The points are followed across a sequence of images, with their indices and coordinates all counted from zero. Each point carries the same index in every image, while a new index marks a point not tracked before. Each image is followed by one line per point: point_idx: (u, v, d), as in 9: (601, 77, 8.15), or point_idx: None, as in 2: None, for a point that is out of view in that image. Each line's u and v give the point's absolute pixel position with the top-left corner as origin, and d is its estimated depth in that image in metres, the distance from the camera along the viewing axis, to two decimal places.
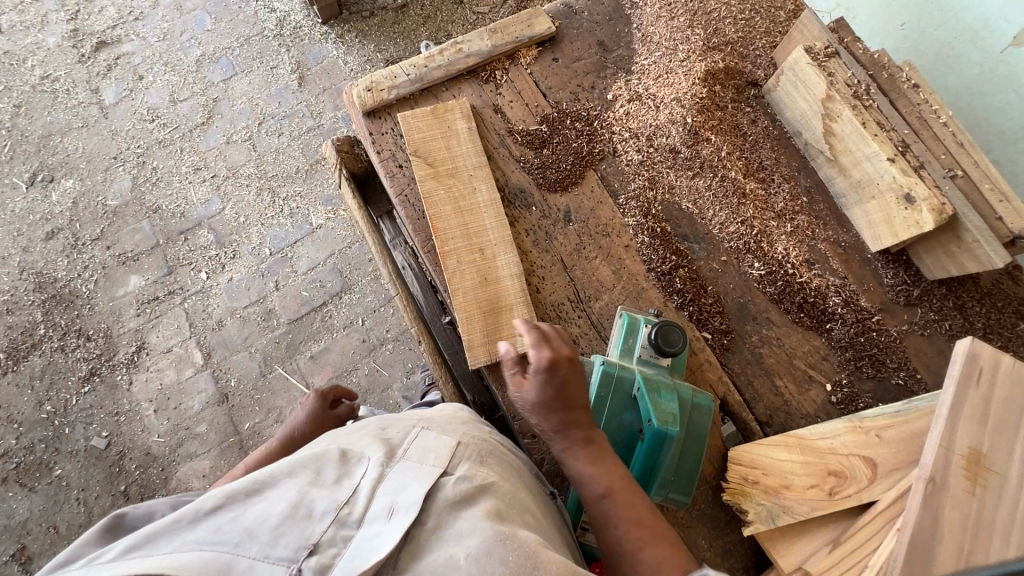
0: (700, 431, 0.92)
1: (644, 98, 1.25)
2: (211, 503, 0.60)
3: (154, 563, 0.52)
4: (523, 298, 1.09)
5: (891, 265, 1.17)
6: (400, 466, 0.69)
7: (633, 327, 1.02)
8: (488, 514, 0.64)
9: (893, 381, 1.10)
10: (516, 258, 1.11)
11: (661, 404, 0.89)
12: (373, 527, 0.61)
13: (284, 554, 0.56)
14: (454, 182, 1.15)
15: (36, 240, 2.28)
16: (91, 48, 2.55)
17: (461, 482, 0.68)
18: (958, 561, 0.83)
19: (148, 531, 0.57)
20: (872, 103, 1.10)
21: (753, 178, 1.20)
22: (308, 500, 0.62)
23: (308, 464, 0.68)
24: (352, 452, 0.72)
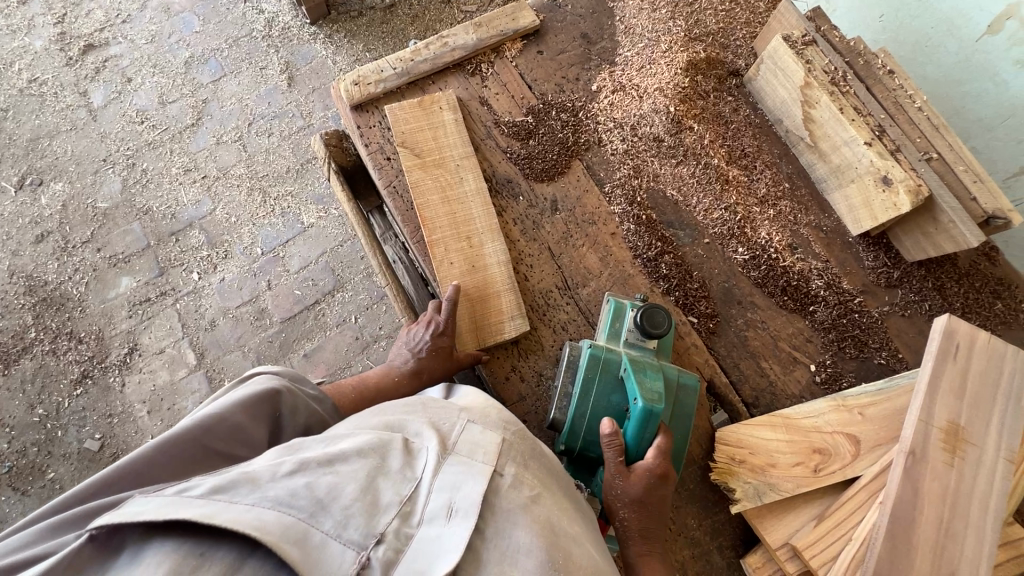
0: (687, 410, 0.94)
1: (628, 88, 1.27)
2: (286, 468, 0.62)
3: (239, 516, 0.54)
4: (512, 285, 1.11)
5: (871, 247, 1.19)
6: (455, 458, 0.69)
7: (620, 311, 1.04)
8: (543, 533, 0.65)
9: (876, 361, 1.12)
10: (502, 247, 1.13)
11: (646, 382, 0.89)
12: (434, 527, 0.62)
13: (354, 538, 0.58)
14: (441, 172, 1.17)
15: (26, 243, 2.28)
16: (79, 51, 2.55)
17: (515, 488, 0.68)
18: (936, 532, 0.86)
19: (228, 478, 0.59)
20: (849, 89, 1.13)
21: (736, 165, 1.22)
22: (375, 487, 0.63)
23: (376, 448, 0.67)
24: (411, 438, 0.72)
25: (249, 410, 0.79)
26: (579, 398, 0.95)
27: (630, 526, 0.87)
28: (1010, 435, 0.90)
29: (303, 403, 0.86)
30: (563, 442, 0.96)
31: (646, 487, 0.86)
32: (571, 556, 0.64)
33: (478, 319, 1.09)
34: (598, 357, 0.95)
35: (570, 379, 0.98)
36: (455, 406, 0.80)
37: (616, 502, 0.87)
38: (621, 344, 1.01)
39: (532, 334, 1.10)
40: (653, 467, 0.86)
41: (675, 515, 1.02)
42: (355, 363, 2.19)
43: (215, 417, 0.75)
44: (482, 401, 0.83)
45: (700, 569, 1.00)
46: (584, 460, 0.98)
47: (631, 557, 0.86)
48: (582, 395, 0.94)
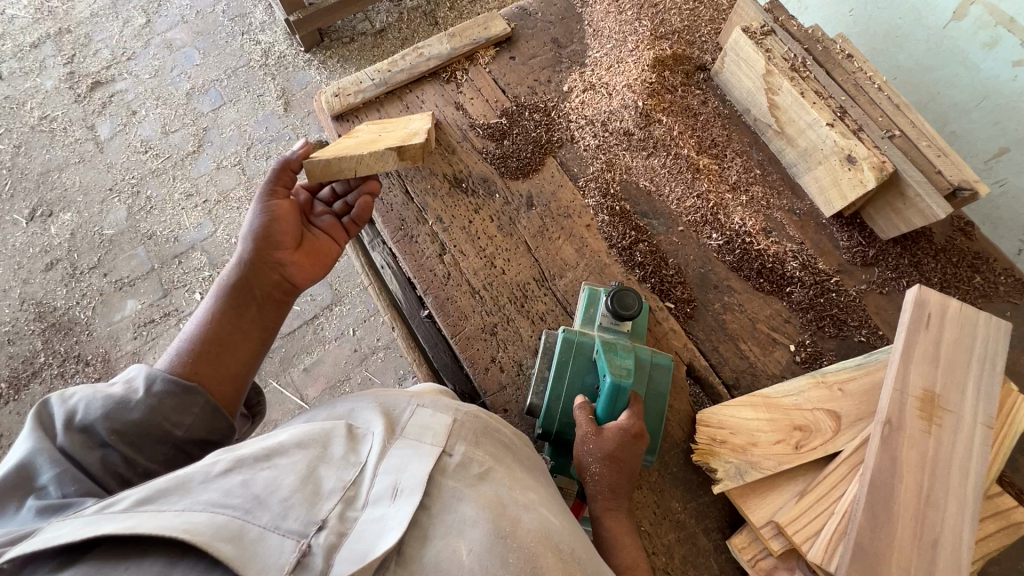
0: (661, 389, 0.97)
1: (598, 87, 1.31)
2: (221, 467, 0.64)
3: (167, 521, 0.55)
4: (413, 137, 1.02)
5: (845, 228, 1.21)
6: (401, 443, 0.72)
7: (594, 298, 1.06)
8: (488, 505, 0.66)
9: (856, 339, 1.12)
10: (421, 127, 1.10)
11: (616, 359, 0.92)
12: (378, 508, 0.63)
13: (294, 528, 0.58)
14: (394, 122, 1.20)
15: (37, 271, 2.36)
16: (87, 88, 2.68)
17: (461, 465, 0.71)
18: (918, 504, 0.85)
19: (158, 487, 0.61)
20: (809, 74, 1.16)
21: (706, 155, 1.25)
22: (316, 476, 0.66)
23: (317, 440, 0.71)
24: (357, 427, 0.76)
25: (61, 426, 0.73)
26: (555, 381, 0.98)
27: (601, 480, 0.86)
28: (988, 402, 0.90)
29: (99, 397, 0.77)
30: (540, 425, 0.98)
31: (620, 444, 0.86)
32: (518, 523, 0.65)
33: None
34: (572, 340, 0.99)
35: (546, 363, 1.01)
36: (406, 395, 0.84)
37: (586, 457, 0.87)
38: (595, 328, 1.03)
39: (510, 325, 1.13)
40: (629, 426, 0.87)
41: (660, 500, 1.02)
42: (353, 375, 2.21)
43: (10, 467, 0.68)
44: (447, 398, 0.86)
45: (686, 552, 0.99)
46: (563, 444, 0.99)
47: (596, 511, 0.86)
48: (557, 375, 0.97)
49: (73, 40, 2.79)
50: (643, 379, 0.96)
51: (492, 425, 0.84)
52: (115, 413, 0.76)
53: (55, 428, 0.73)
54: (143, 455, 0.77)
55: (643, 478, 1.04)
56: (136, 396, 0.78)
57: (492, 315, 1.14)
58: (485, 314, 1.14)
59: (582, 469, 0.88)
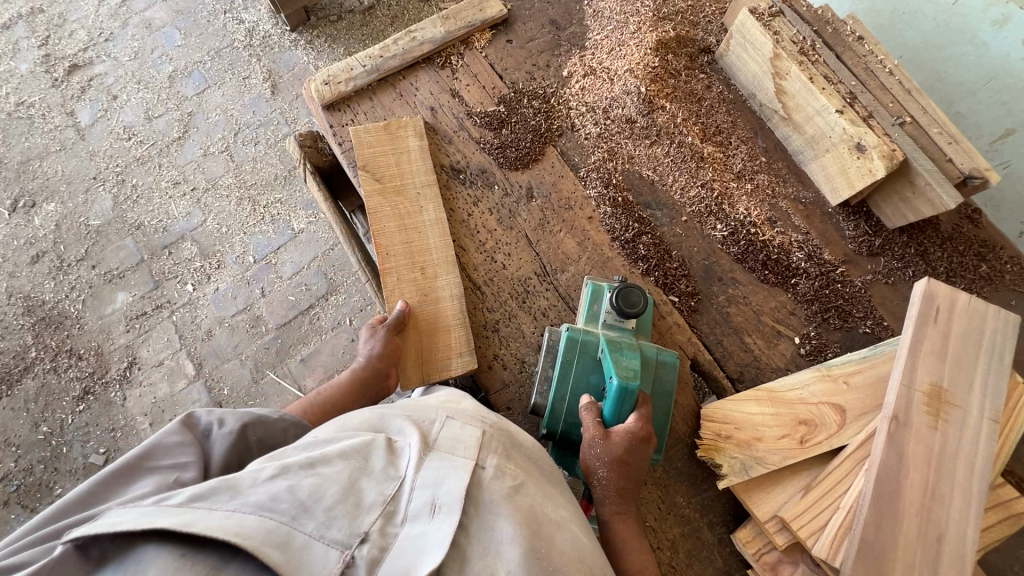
0: (666, 387, 0.96)
1: (599, 72, 1.26)
2: (269, 472, 0.62)
3: (218, 521, 0.54)
4: (461, 319, 1.09)
5: (851, 217, 1.18)
6: (436, 456, 0.70)
7: (599, 294, 1.04)
8: (524, 522, 0.66)
9: (860, 330, 1.12)
10: (456, 279, 1.11)
11: (622, 360, 0.91)
12: (418, 524, 0.63)
13: (338, 537, 0.58)
14: (401, 199, 1.16)
15: (22, 264, 2.31)
16: (64, 72, 2.58)
17: (497, 480, 0.70)
18: (924, 497, 0.85)
19: (207, 485, 0.59)
20: (818, 58, 1.12)
21: (711, 142, 1.22)
22: (358, 489, 0.64)
23: (358, 451, 0.69)
24: (395, 440, 0.73)
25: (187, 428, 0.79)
26: (559, 382, 0.97)
27: (609, 483, 0.87)
28: (994, 395, 0.89)
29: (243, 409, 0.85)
30: (545, 425, 0.97)
31: (626, 447, 0.87)
32: (552, 543, 0.66)
33: (425, 354, 1.07)
34: (576, 339, 0.97)
35: (550, 362, 1.00)
36: (433, 405, 0.82)
37: (596, 460, 0.87)
38: (599, 326, 1.01)
39: (512, 321, 1.11)
40: (637, 429, 0.88)
41: (665, 494, 1.02)
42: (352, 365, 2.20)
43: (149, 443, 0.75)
44: (475, 407, 0.85)
45: (691, 546, 1.00)
46: (567, 442, 0.99)
47: (606, 515, 0.87)
48: (562, 376, 0.96)
49: (47, 20, 2.67)
50: (648, 377, 0.95)
51: (516, 435, 0.83)
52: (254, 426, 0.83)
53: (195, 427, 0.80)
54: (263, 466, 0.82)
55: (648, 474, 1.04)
56: (276, 416, 0.87)
57: (494, 312, 1.11)
58: (487, 311, 1.12)
59: (591, 473, 0.89)
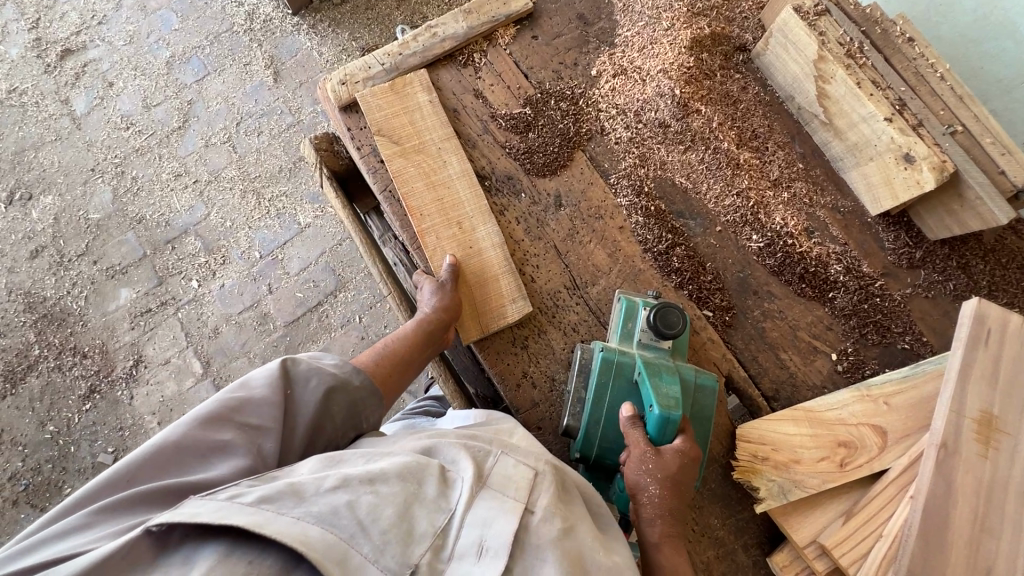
0: (706, 412, 0.93)
1: (630, 72, 1.20)
2: (330, 483, 0.63)
3: (285, 528, 0.56)
4: (508, 268, 1.08)
5: (892, 227, 1.14)
6: (488, 493, 0.69)
7: (634, 311, 1.00)
8: (570, 571, 0.65)
9: (899, 346, 1.09)
10: (494, 228, 1.10)
11: (662, 386, 0.88)
12: (464, 564, 0.62)
13: (391, 565, 0.59)
14: (423, 158, 1.12)
15: (21, 259, 2.25)
16: (57, 57, 2.47)
17: (546, 522, 0.68)
18: (973, 528, 0.83)
19: (275, 488, 0.61)
20: (866, 61, 1.06)
21: (747, 148, 1.16)
22: (411, 515, 0.64)
23: (414, 474, 0.68)
24: (448, 468, 0.72)
25: (273, 384, 0.80)
26: (593, 405, 0.94)
27: (658, 497, 0.83)
28: None
29: (323, 369, 0.86)
30: (578, 449, 0.95)
31: (680, 469, 0.84)
32: None
33: (480, 304, 1.06)
34: (612, 360, 0.94)
35: (583, 382, 0.97)
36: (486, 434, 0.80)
37: (646, 475, 0.83)
38: (634, 345, 0.98)
39: (542, 338, 1.07)
40: (684, 454, 0.85)
41: (699, 516, 1.00)
42: None
43: (236, 397, 0.76)
44: (528, 441, 0.83)
45: (725, 568, 0.98)
46: (600, 465, 0.97)
47: (654, 536, 0.82)
48: (596, 400, 0.93)
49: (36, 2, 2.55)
50: (687, 401, 0.92)
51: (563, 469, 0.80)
52: (334, 391, 0.85)
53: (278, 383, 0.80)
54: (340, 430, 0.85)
55: None
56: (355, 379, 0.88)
57: (523, 328, 1.08)
58: (516, 326, 1.07)
59: (636, 489, 0.84)
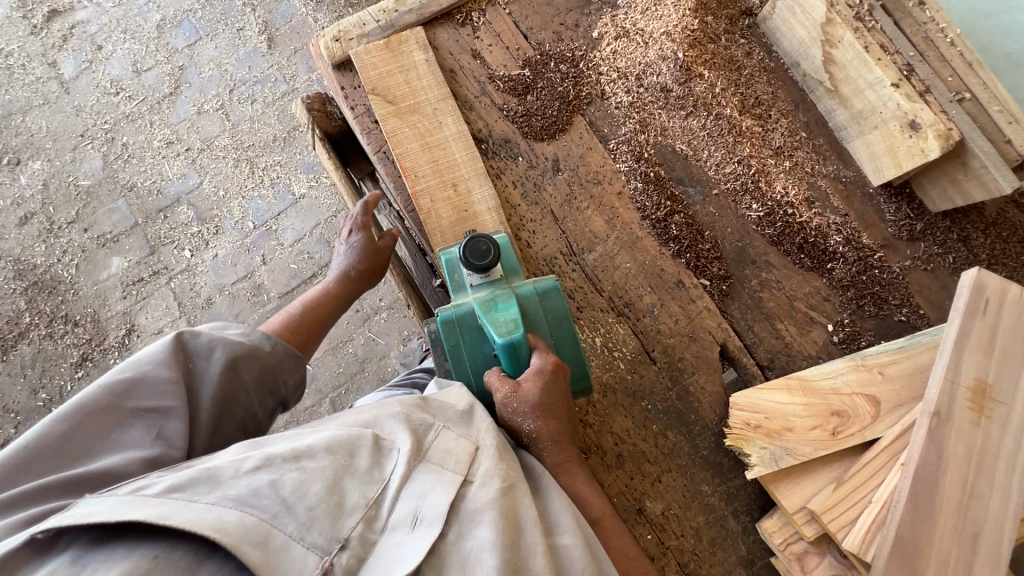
0: (559, 314, 0.95)
1: (632, 34, 1.16)
2: (251, 464, 0.63)
3: (197, 516, 0.55)
4: (504, 232, 1.07)
5: (893, 199, 1.12)
6: (427, 465, 0.71)
7: (454, 263, 0.99)
8: (508, 529, 0.66)
9: (896, 318, 1.08)
10: (490, 192, 1.08)
11: (499, 316, 0.90)
12: (397, 534, 0.64)
13: (318, 542, 0.60)
14: (418, 118, 1.10)
15: (11, 226, 2.21)
16: (44, 18, 2.40)
17: (486, 486, 0.70)
18: (961, 494, 0.85)
19: (187, 476, 0.60)
20: (875, 24, 1.03)
21: (749, 115, 1.14)
22: (341, 488, 0.65)
23: (345, 447, 0.69)
24: (384, 438, 0.73)
25: (165, 361, 0.76)
26: (456, 368, 0.94)
27: (539, 434, 0.86)
28: None
29: (228, 338, 0.83)
30: None
31: (547, 382, 0.87)
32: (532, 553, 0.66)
33: None
34: (450, 320, 0.93)
35: (442, 355, 0.96)
36: (430, 400, 0.81)
37: (519, 417, 0.85)
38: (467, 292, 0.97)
39: None
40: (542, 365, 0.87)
41: (689, 482, 1.01)
42: (356, 336, 2.15)
43: (125, 379, 0.73)
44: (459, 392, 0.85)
45: (715, 534, 0.99)
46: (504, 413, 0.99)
47: (550, 469, 0.86)
48: (455, 365, 0.93)
49: None
50: (535, 317, 0.95)
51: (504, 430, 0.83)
52: (244, 361, 0.82)
53: (171, 357, 0.77)
54: (259, 402, 0.84)
55: (673, 461, 1.02)
56: (265, 347, 0.85)
57: None
58: None
59: (518, 433, 0.87)
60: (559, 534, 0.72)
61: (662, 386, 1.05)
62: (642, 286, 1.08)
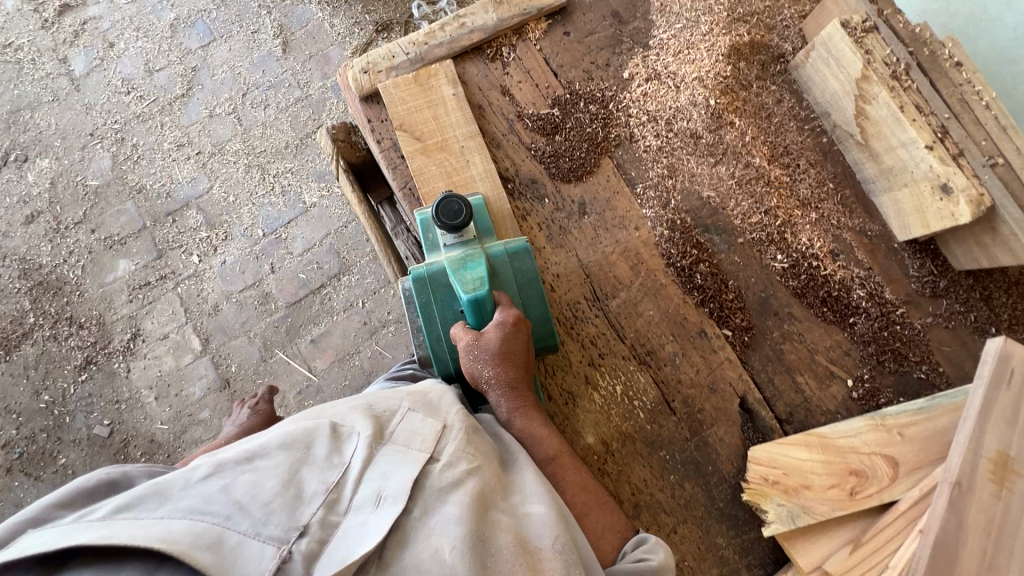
0: (528, 274, 0.99)
1: (663, 77, 1.15)
2: (202, 473, 0.66)
3: (142, 531, 0.56)
4: None
5: (918, 254, 1.12)
6: (390, 448, 0.75)
7: (430, 223, 1.03)
8: (472, 505, 0.70)
9: (915, 375, 1.08)
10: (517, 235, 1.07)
11: (466, 275, 0.95)
12: (361, 514, 0.67)
13: (275, 533, 0.61)
14: (446, 156, 1.08)
15: (16, 224, 2.19)
16: (54, 12, 2.37)
17: (451, 468, 0.74)
18: (981, 563, 0.84)
19: (135, 495, 0.62)
20: (911, 84, 1.03)
21: (777, 165, 1.14)
22: (299, 479, 0.68)
23: (301, 441, 0.72)
24: (342, 428, 0.77)
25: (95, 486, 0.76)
26: (427, 324, 0.99)
27: (496, 380, 0.91)
28: None
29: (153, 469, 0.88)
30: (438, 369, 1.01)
31: (506, 334, 0.92)
32: (496, 523, 0.70)
33: None
34: (422, 276, 0.98)
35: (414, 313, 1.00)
36: (390, 397, 0.85)
37: (479, 364, 0.91)
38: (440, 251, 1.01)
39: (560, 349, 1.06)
40: (503, 318, 0.92)
41: (704, 534, 1.01)
42: (363, 349, 2.14)
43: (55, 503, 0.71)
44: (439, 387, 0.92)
45: None
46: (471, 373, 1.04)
47: (506, 413, 0.92)
48: (425, 318, 0.98)
49: None
50: (504, 276, 0.99)
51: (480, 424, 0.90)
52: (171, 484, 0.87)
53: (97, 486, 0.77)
54: None
55: (688, 512, 1.02)
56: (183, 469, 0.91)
57: None
58: None
59: (479, 379, 0.93)
60: (529, 504, 0.75)
61: (681, 437, 1.04)
62: (664, 335, 1.07)
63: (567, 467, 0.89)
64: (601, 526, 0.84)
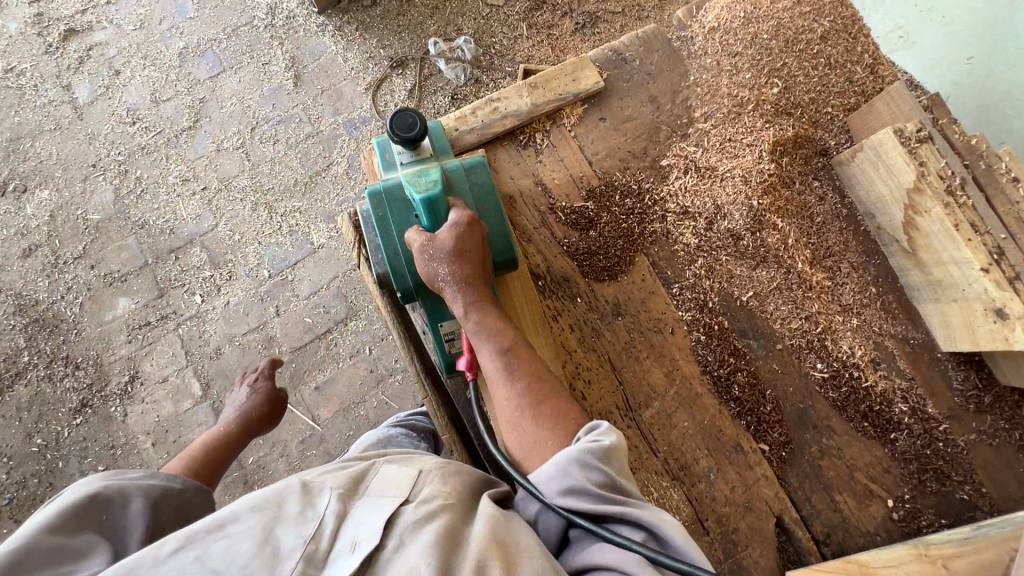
0: (484, 186, 0.98)
1: (702, 171, 1.12)
2: (172, 546, 0.61)
3: None
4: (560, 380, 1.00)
5: (962, 366, 1.08)
6: (366, 500, 0.69)
7: (387, 143, 1.04)
8: (442, 534, 0.62)
9: (959, 495, 1.03)
10: (547, 339, 1.01)
11: (421, 180, 0.94)
12: (338, 565, 0.61)
13: None
14: None
15: (13, 257, 2.12)
16: (59, 37, 2.30)
17: (423, 505, 0.67)
18: None
19: None
20: (967, 201, 0.98)
21: (819, 268, 1.09)
22: (274, 537, 0.63)
23: (270, 499, 0.66)
24: (313, 483, 0.71)
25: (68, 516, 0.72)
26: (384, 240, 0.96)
27: (453, 276, 0.87)
28: None
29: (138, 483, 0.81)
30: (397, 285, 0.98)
31: (459, 232, 0.89)
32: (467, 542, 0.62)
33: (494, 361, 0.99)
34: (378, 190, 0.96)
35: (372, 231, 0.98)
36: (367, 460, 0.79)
37: (434, 263, 0.88)
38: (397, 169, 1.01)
39: None
40: (457, 217, 0.90)
41: None
42: (369, 399, 2.07)
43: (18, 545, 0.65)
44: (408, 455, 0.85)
45: None
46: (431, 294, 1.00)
47: (461, 308, 0.87)
48: (381, 231, 0.95)
49: None
50: (460, 188, 0.98)
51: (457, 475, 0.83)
52: (163, 501, 0.82)
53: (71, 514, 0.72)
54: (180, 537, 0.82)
55: None
56: (176, 484, 0.86)
57: None
58: None
59: (435, 281, 0.89)
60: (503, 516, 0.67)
61: (714, 558, 0.98)
62: (699, 449, 1.02)
63: (523, 357, 0.83)
64: (556, 413, 0.77)
